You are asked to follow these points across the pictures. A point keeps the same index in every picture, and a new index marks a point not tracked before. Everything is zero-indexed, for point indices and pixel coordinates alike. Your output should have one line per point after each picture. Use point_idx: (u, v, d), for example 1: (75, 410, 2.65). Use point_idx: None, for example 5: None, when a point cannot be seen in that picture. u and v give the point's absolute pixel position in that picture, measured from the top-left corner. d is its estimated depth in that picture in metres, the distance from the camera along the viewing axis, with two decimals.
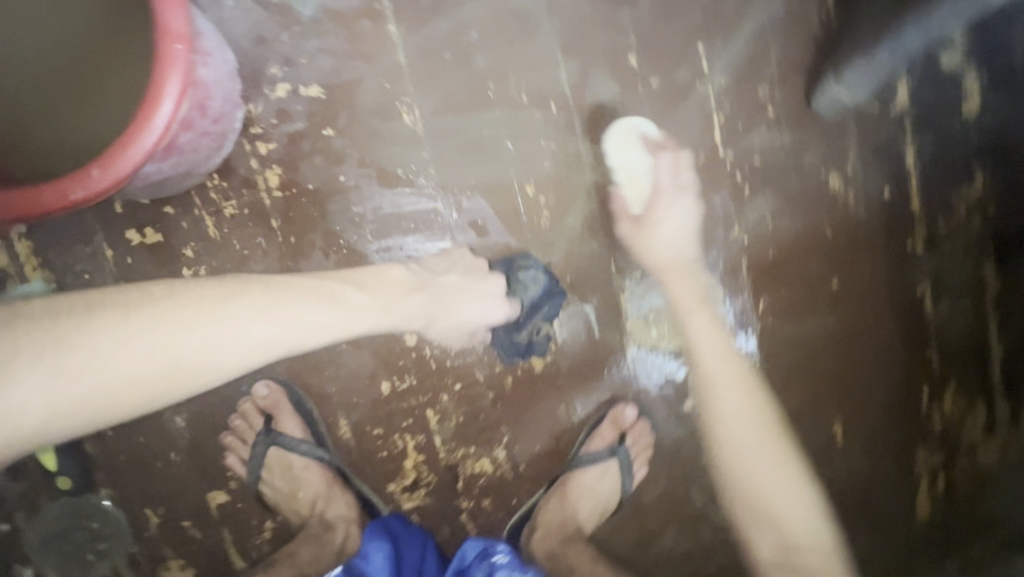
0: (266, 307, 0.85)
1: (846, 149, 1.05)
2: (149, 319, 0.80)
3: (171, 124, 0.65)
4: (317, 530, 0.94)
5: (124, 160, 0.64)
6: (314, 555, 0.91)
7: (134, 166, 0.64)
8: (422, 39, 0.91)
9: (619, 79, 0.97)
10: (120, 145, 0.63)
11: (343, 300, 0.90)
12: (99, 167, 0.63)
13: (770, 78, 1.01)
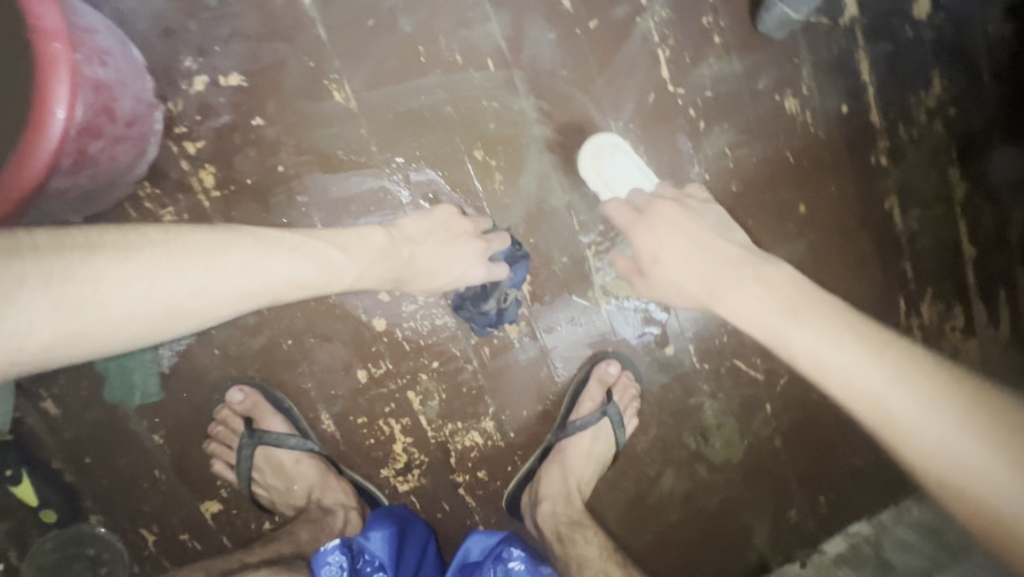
0: (262, 259, 0.72)
1: (799, 68, 1.01)
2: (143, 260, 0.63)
3: (69, 133, 0.61)
4: (316, 515, 0.91)
5: (24, 176, 0.60)
6: (314, 537, 0.87)
7: (36, 180, 0.60)
8: (341, 8, 0.86)
9: (555, 26, 0.93)
10: (17, 162, 0.59)
11: (327, 257, 0.78)
12: None
13: (711, 5, 0.98)
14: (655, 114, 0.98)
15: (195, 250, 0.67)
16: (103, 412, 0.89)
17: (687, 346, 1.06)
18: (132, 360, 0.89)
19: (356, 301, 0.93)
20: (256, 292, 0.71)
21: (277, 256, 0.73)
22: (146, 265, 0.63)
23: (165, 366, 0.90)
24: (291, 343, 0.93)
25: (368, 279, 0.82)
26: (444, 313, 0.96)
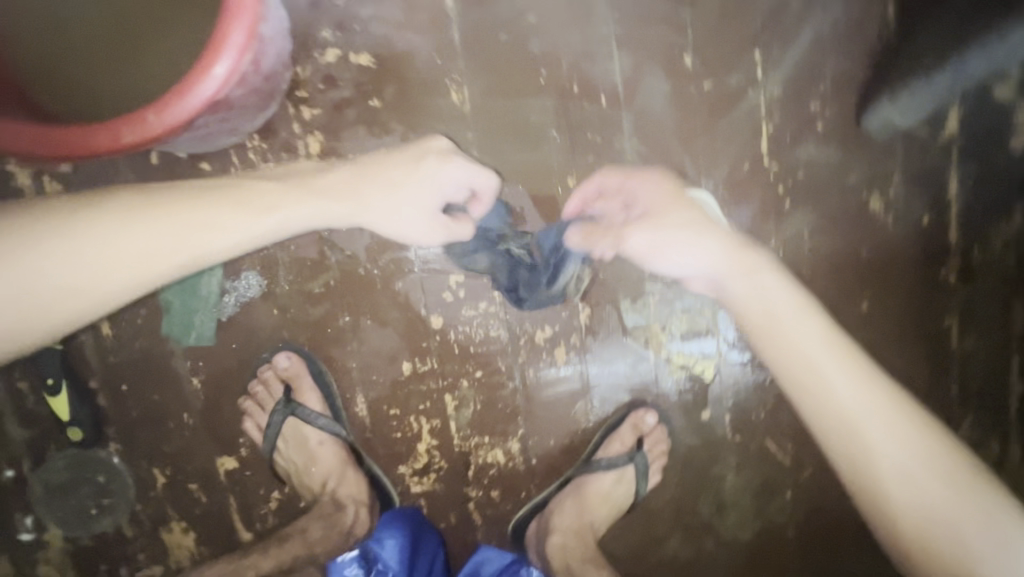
0: (249, 204, 0.87)
1: (891, 172, 1.03)
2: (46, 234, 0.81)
3: (228, 80, 0.67)
4: (328, 509, 0.95)
5: (179, 109, 0.66)
6: (325, 534, 0.94)
7: (188, 115, 0.67)
8: (479, 17, 0.90)
9: (672, 78, 0.95)
10: (177, 94, 0.65)
11: (315, 187, 0.88)
12: (154, 113, 0.66)
13: (822, 92, 1.00)
14: (746, 183, 1.00)
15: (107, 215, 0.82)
16: (151, 344, 0.88)
17: (724, 414, 1.05)
18: (197, 300, 0.88)
19: (420, 294, 0.93)
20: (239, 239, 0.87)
21: (257, 204, 0.87)
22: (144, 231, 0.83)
23: (225, 315, 0.89)
24: (347, 320, 0.93)
25: (345, 203, 0.89)
26: (499, 326, 0.97)
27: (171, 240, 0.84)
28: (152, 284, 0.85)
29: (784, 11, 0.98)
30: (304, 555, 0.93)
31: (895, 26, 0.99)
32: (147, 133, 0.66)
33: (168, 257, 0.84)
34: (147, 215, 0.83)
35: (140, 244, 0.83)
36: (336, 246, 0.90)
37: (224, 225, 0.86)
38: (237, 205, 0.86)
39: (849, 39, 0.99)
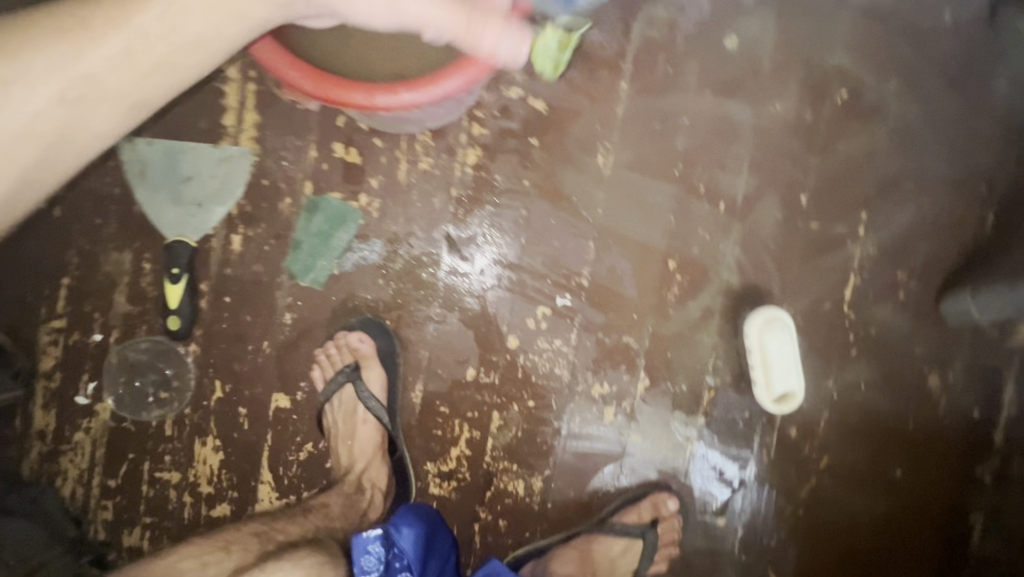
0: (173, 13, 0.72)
1: (953, 358, 1.10)
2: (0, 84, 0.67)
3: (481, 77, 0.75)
4: (349, 489, 0.96)
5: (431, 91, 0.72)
6: (343, 511, 0.94)
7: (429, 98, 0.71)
8: (644, 103, 1.02)
9: (785, 207, 1.06)
10: (433, 79, 0.72)
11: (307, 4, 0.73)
12: (405, 88, 0.70)
13: (911, 266, 1.09)
14: (821, 320, 1.08)
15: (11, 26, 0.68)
16: (267, 271, 0.96)
17: (738, 527, 1.07)
18: (325, 247, 0.96)
19: (507, 312, 1.01)
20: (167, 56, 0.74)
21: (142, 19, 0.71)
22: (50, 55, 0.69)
23: (343, 267, 0.97)
24: (438, 311, 1.00)
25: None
26: (564, 366, 1.03)
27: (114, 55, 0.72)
28: (151, 92, 0.77)
29: (899, 188, 1.08)
30: (323, 532, 0.90)
31: (989, 233, 1.09)
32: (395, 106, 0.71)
33: (142, 56, 0.73)
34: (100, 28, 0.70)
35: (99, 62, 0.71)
36: (454, 245, 0.99)
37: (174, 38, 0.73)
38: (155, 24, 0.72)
39: (948, 231, 1.09)
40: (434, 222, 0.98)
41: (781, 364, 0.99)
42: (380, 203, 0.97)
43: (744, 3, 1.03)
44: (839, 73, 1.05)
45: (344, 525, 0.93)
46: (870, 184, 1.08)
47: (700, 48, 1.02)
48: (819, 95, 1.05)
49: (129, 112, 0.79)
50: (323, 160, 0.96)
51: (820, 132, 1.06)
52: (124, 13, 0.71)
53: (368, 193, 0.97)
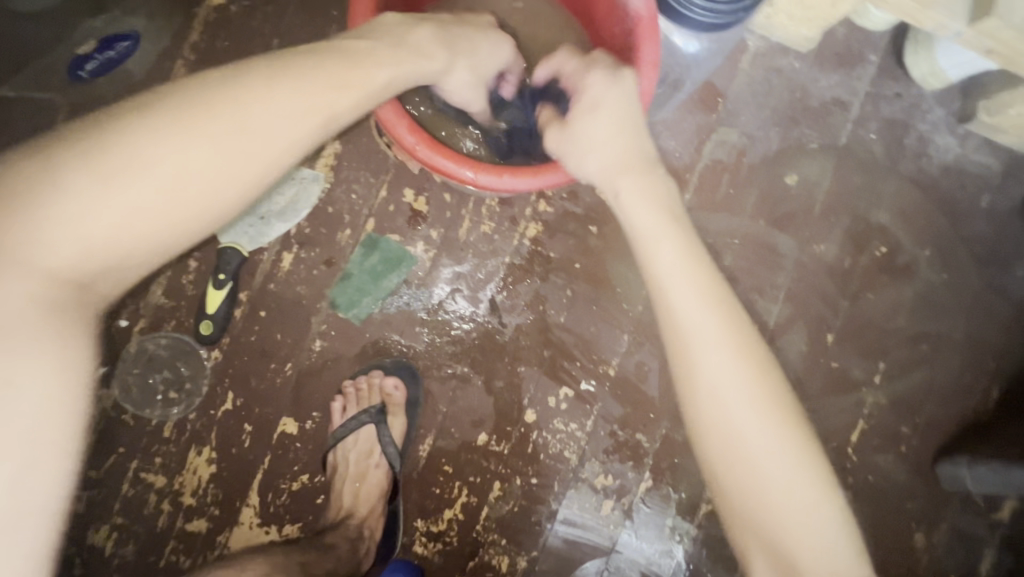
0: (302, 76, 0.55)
1: (941, 520, 1.12)
2: (142, 130, 0.47)
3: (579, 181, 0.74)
4: (350, 534, 0.93)
5: (528, 181, 0.71)
6: (347, 559, 0.90)
7: (525, 186, 0.72)
8: (701, 217, 1.07)
9: (811, 342, 1.10)
10: (534, 172, 0.71)
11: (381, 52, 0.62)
12: (509, 173, 0.71)
13: (917, 423, 1.13)
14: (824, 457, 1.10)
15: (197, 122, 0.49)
16: (310, 296, 0.97)
17: None
18: (373, 285, 0.97)
19: (531, 385, 1.02)
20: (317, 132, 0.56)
21: (313, 87, 0.54)
22: (254, 113, 0.51)
23: (385, 309, 0.98)
24: (464, 369, 1.00)
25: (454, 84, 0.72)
26: (574, 450, 1.03)
27: (298, 110, 0.54)
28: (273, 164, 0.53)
29: (918, 347, 1.13)
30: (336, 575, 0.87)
31: (992, 408, 1.14)
32: (488, 185, 0.70)
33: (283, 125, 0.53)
34: (263, 76, 0.53)
35: (277, 116, 0.53)
36: (496, 310, 1.00)
37: (345, 90, 0.57)
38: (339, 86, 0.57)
39: (956, 398, 1.14)
40: (481, 283, 1.00)
41: None
42: (435, 254, 0.99)
43: (809, 147, 1.10)
44: (882, 230, 1.12)
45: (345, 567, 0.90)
46: (891, 337, 1.12)
47: (761, 179, 1.09)
48: (860, 245, 1.11)
49: (207, 155, 0.49)
50: (391, 202, 0.98)
51: (854, 279, 1.11)
52: (330, 76, 0.56)
53: (426, 242, 0.99)
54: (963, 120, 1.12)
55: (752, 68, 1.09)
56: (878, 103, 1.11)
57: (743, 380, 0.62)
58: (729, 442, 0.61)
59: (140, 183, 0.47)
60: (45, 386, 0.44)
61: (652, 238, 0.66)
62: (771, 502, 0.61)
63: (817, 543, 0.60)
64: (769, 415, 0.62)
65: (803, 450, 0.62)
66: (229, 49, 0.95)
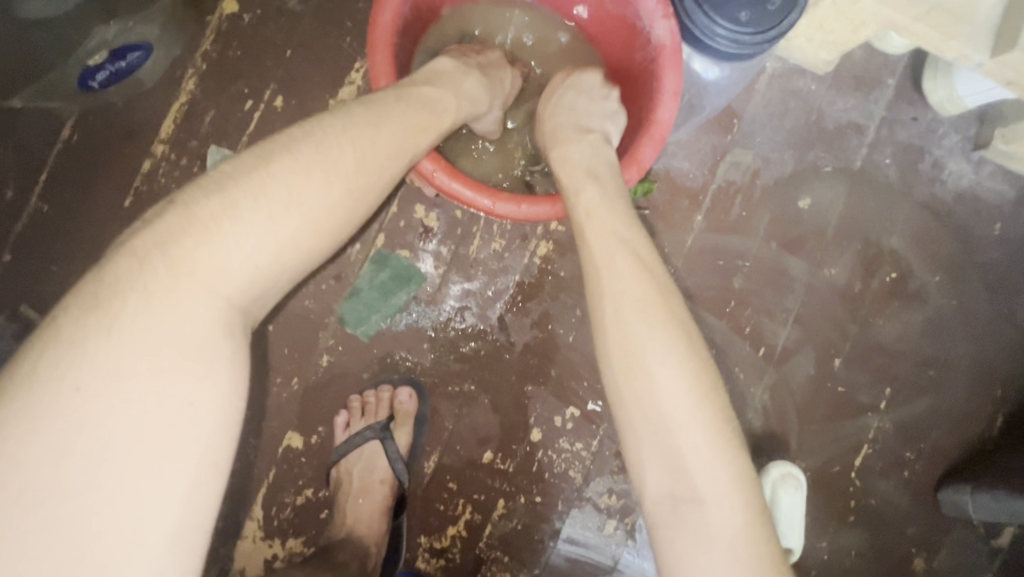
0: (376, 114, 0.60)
1: (941, 545, 1.13)
2: (284, 169, 0.52)
3: None
4: (359, 550, 0.92)
5: (545, 211, 0.70)
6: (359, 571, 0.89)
7: (541, 216, 0.70)
8: (713, 238, 1.06)
9: (818, 366, 1.10)
10: (551, 201, 0.70)
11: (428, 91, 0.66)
12: (526, 203, 0.70)
13: (920, 448, 1.13)
14: (828, 481, 1.11)
15: (303, 161, 0.53)
16: (318, 310, 0.96)
17: None
18: (382, 302, 0.96)
19: (538, 404, 1.01)
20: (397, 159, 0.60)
21: (388, 122, 0.60)
22: (369, 150, 0.57)
23: (392, 325, 0.97)
24: (471, 387, 1.00)
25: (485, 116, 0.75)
26: (579, 470, 1.02)
27: (396, 146, 0.60)
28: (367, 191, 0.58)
29: (925, 372, 1.13)
30: None
31: (997, 434, 1.14)
32: (504, 214, 0.69)
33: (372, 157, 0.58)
34: (368, 117, 0.59)
35: (385, 152, 0.59)
36: (504, 328, 1.00)
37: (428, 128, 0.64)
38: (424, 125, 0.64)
39: (961, 423, 1.14)
40: (490, 301, 0.99)
41: (786, 522, 1.00)
42: (444, 270, 0.98)
43: (823, 170, 1.09)
44: (894, 255, 1.11)
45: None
46: (899, 363, 1.12)
47: (774, 201, 1.08)
48: (871, 270, 1.11)
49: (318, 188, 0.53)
50: (401, 217, 0.97)
51: (864, 304, 1.11)
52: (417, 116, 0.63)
53: (436, 258, 0.98)
54: (978, 146, 1.11)
55: (768, 90, 1.08)
56: (893, 127, 1.10)
57: (643, 304, 0.57)
58: (632, 368, 0.56)
59: (290, 213, 0.51)
60: (220, 400, 0.46)
61: (577, 183, 0.67)
62: (675, 431, 0.54)
63: (716, 483, 0.53)
64: (674, 346, 0.56)
65: (706, 390, 0.55)
66: (242, 59, 0.94)
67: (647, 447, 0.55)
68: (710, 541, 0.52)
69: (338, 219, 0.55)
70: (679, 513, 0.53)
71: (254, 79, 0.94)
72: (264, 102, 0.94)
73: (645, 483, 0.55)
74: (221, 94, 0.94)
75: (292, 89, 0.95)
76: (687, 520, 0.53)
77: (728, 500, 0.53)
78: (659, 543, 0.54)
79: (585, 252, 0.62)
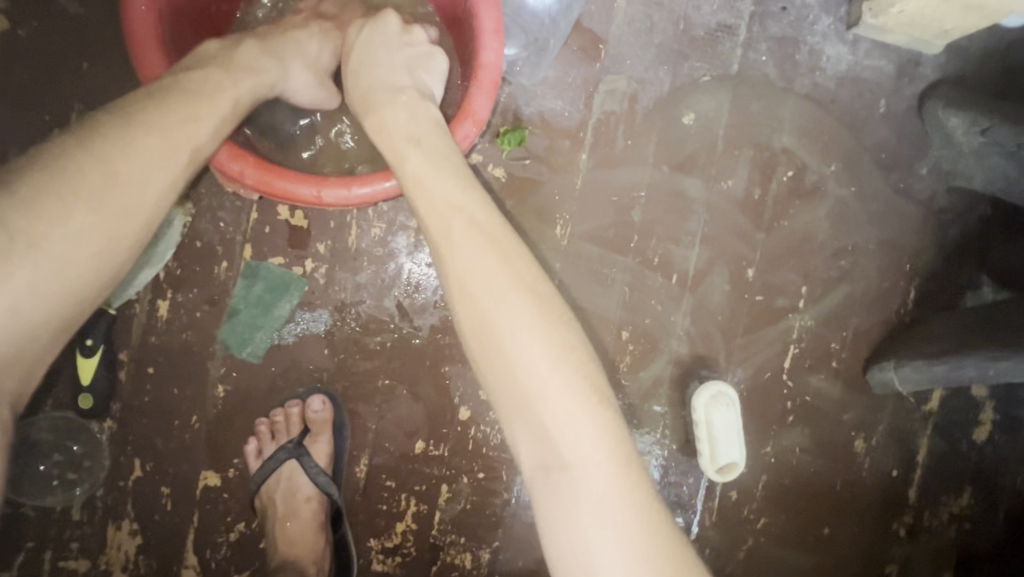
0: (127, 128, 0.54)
1: (878, 422, 1.17)
2: (16, 217, 0.49)
3: None
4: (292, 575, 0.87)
5: (380, 186, 0.65)
6: None
7: (381, 193, 0.66)
8: (604, 174, 1.02)
9: (733, 280, 1.09)
10: (385, 174, 0.65)
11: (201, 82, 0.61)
12: (359, 184, 0.65)
13: (844, 337, 1.15)
14: (762, 388, 1.12)
15: (36, 207, 0.50)
16: (200, 340, 0.89)
17: None
18: (264, 317, 0.90)
19: (460, 383, 0.98)
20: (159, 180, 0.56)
21: (139, 137, 0.55)
22: (120, 177, 0.54)
23: (283, 340, 0.91)
24: (385, 382, 0.95)
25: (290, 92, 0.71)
26: None
27: (156, 161, 0.56)
28: (127, 227, 0.55)
29: (837, 263, 1.14)
30: None
31: (913, 308, 1.16)
32: (334, 201, 0.65)
33: (123, 186, 0.54)
34: (115, 135, 0.54)
35: (139, 173, 0.55)
36: (405, 314, 0.95)
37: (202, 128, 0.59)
38: (195, 126, 0.58)
39: (878, 303, 1.16)
40: (385, 289, 0.94)
41: (724, 438, 1.02)
42: (326, 269, 0.92)
43: (701, 81, 1.05)
44: (786, 153, 1.09)
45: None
46: (810, 259, 1.13)
47: (658, 123, 1.04)
48: (767, 173, 1.09)
49: (59, 238, 0.51)
50: (265, 223, 0.90)
51: (767, 209, 1.10)
52: (185, 117, 0.58)
53: (314, 258, 0.91)
54: (850, 25, 1.08)
55: (629, 6, 1.02)
56: (764, 21, 1.06)
57: (495, 281, 0.57)
58: (489, 347, 0.57)
59: (33, 270, 0.50)
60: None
61: (399, 152, 0.63)
62: (536, 399, 0.55)
63: (580, 445, 0.55)
64: (529, 319, 0.56)
65: (564, 357, 0.56)
66: (34, 82, 0.83)
67: (514, 418, 0.57)
68: (579, 499, 0.54)
69: (99, 260, 0.54)
70: (549, 475, 0.55)
71: (56, 102, 0.83)
72: (74, 126, 0.83)
73: (520, 450, 0.57)
74: (20, 129, 0.82)
75: (102, 106, 0.83)
76: (558, 483, 0.55)
77: (593, 458, 0.55)
78: (538, 505, 0.57)
79: (430, 230, 0.60)
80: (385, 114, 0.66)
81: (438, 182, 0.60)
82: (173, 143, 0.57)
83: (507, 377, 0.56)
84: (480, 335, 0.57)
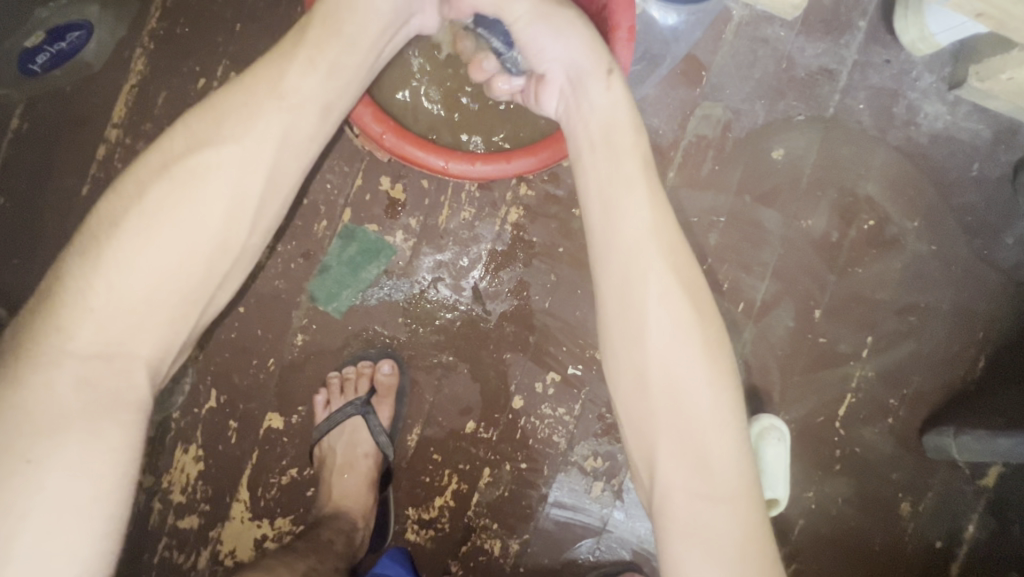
0: (213, 114, 0.57)
1: (928, 489, 1.12)
2: (130, 212, 0.54)
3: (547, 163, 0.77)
4: (344, 525, 0.90)
5: (499, 167, 0.76)
6: (342, 543, 0.87)
7: (498, 172, 0.76)
8: (686, 195, 1.07)
9: (798, 317, 1.10)
10: (505, 155, 0.76)
11: (280, 55, 0.61)
12: (481, 162, 0.76)
13: (904, 395, 1.12)
14: (811, 432, 1.11)
15: (146, 197, 0.54)
16: (291, 288, 0.96)
17: None
18: (352, 277, 0.97)
19: (517, 371, 1.00)
20: (241, 152, 0.57)
21: (221, 115, 0.57)
22: (202, 156, 0.56)
23: (363, 301, 0.97)
24: (448, 358, 0.99)
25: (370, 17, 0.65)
26: (562, 435, 1.01)
27: (238, 135, 0.57)
28: (216, 203, 0.55)
29: (905, 319, 1.12)
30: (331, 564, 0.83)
31: (980, 377, 1.13)
32: (455, 171, 0.75)
33: (209, 161, 0.56)
34: (202, 121, 0.57)
35: (220, 150, 0.56)
36: (478, 297, 0.99)
37: (285, 91, 0.59)
38: (274, 88, 0.59)
39: (945, 366, 1.13)
40: (464, 271, 0.98)
41: (770, 472, 1.01)
42: (414, 242, 0.97)
43: (795, 119, 1.07)
44: (870, 201, 1.10)
45: (344, 563, 0.85)
46: (879, 310, 1.11)
47: (746, 153, 1.07)
48: (848, 218, 1.10)
49: (163, 224, 0.54)
50: (368, 192, 0.97)
51: (842, 253, 1.10)
52: (265, 87, 0.59)
53: (405, 231, 0.97)
54: (953, 86, 1.08)
55: (735, 39, 1.06)
56: (866, 71, 1.08)
57: (662, 311, 0.59)
58: (649, 382, 0.59)
59: (141, 252, 0.53)
60: (66, 459, 0.49)
61: (609, 110, 0.65)
62: (696, 435, 0.58)
63: (716, 509, 0.57)
64: (695, 356, 0.59)
65: (720, 388, 0.59)
66: (191, 37, 0.92)
67: (665, 448, 0.59)
68: (726, 534, 0.57)
69: (206, 237, 0.55)
70: (697, 510, 0.57)
71: (206, 55, 0.92)
72: (217, 79, 0.92)
73: (662, 483, 0.59)
74: (172, 73, 0.92)
75: (244, 63, 0.92)
76: (705, 513, 0.57)
77: (739, 500, 0.58)
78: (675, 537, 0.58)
79: (614, 233, 0.62)
80: (603, 68, 0.66)
81: (641, 202, 0.62)
82: (251, 116, 0.58)
83: (677, 406, 0.58)
84: (659, 348, 0.59)
